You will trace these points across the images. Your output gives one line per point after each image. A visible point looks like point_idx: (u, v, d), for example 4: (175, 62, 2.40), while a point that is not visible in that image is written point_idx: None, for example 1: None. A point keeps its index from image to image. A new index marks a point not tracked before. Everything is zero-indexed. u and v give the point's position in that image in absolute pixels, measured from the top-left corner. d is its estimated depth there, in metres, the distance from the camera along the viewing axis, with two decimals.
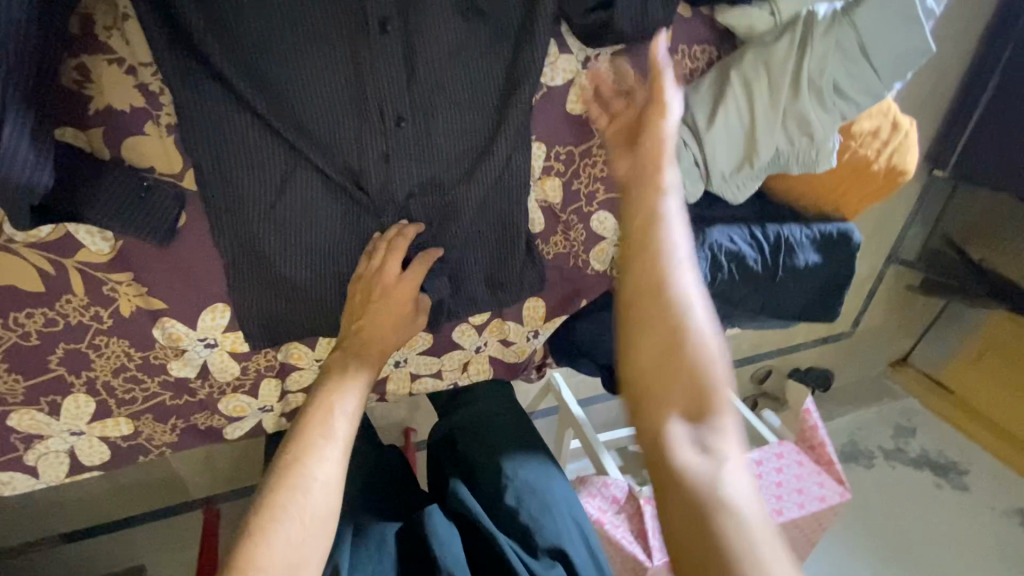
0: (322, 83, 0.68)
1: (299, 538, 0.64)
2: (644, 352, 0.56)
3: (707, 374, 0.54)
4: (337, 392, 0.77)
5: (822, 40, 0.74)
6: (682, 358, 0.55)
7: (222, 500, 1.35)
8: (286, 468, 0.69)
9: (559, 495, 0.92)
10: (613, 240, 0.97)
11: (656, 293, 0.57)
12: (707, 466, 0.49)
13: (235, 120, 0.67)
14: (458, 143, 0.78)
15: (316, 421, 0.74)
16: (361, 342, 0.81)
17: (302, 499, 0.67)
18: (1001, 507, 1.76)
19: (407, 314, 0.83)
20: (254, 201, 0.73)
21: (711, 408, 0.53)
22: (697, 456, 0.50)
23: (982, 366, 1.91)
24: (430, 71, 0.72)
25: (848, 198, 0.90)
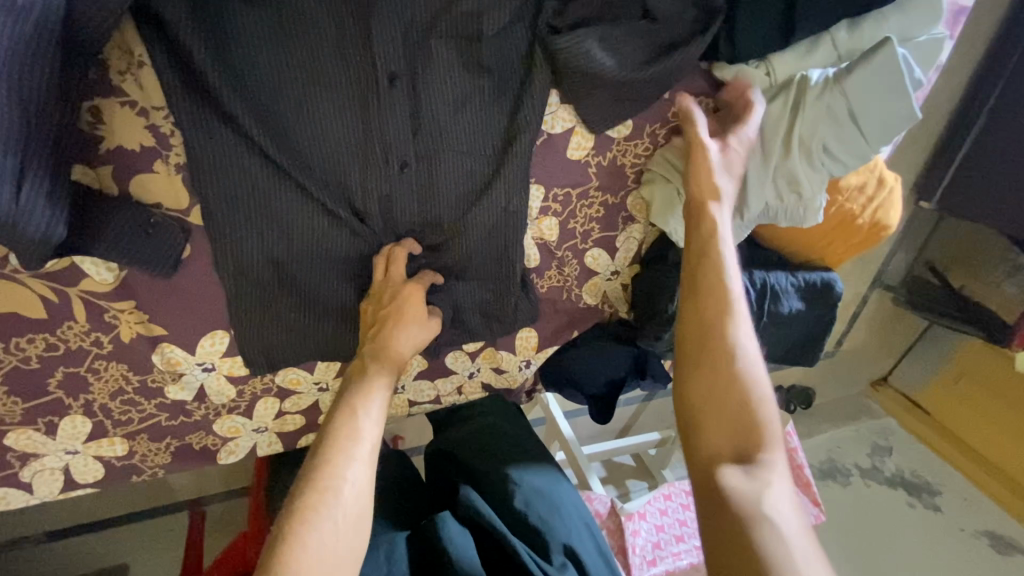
0: (332, 130, 0.70)
1: (335, 539, 0.68)
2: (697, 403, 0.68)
3: (757, 420, 0.65)
4: (361, 396, 0.79)
5: (812, 106, 0.77)
6: (738, 405, 0.67)
7: (210, 501, 1.35)
8: (319, 468, 0.72)
9: (565, 497, 0.96)
10: (605, 275, 1.00)
11: (715, 359, 0.69)
12: (748, 482, 0.60)
13: (246, 164, 0.69)
14: (461, 186, 0.80)
15: (342, 425, 0.76)
16: (374, 350, 0.82)
17: (332, 502, 0.70)
18: (971, 528, 1.83)
19: (421, 320, 0.84)
20: (262, 238, 0.75)
21: (756, 449, 0.64)
22: (741, 482, 0.60)
23: (957, 390, 1.97)
24: (435, 120, 0.74)
25: (833, 248, 0.93)
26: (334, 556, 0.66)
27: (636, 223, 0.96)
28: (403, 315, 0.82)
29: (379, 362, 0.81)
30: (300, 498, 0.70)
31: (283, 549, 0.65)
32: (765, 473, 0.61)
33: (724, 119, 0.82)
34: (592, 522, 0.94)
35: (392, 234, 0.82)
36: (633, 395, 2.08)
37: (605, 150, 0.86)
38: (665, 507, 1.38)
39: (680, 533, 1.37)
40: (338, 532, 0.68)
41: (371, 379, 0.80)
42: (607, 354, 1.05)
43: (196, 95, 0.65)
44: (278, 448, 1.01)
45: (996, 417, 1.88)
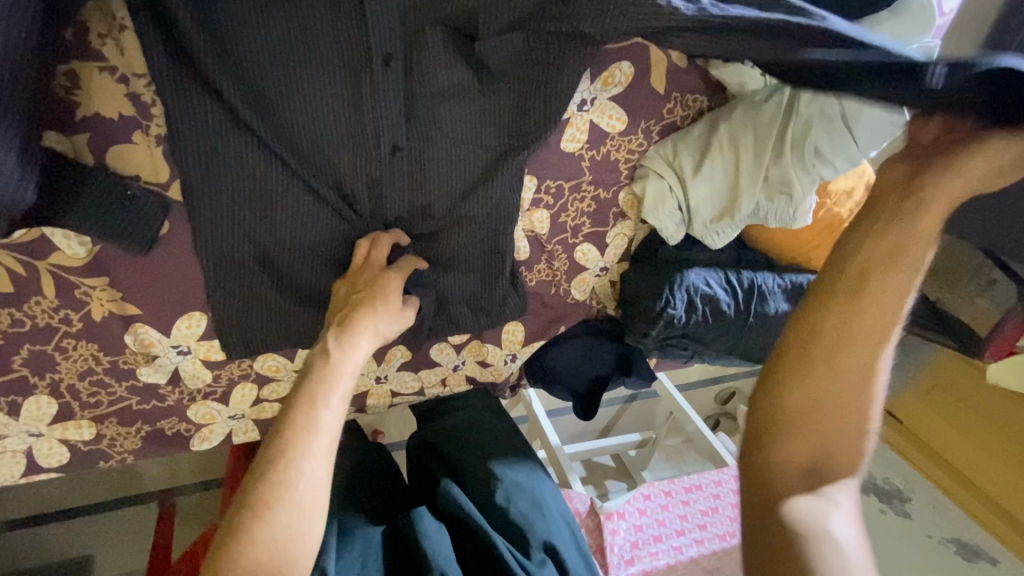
0: (321, 110, 0.68)
1: (287, 533, 0.68)
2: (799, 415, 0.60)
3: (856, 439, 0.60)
4: (321, 385, 0.74)
5: (807, 106, 0.78)
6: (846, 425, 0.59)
7: (182, 491, 1.30)
8: (274, 460, 0.70)
9: (549, 495, 0.95)
10: (594, 271, 0.99)
11: (841, 329, 0.58)
12: (818, 506, 0.59)
13: (231, 138, 0.67)
14: (451, 174, 0.78)
15: (302, 415, 0.72)
16: (344, 317, 0.77)
17: (288, 497, 0.69)
18: (938, 535, 1.91)
19: (396, 306, 0.80)
20: (243, 217, 0.72)
21: (833, 467, 0.60)
22: (813, 501, 0.59)
23: (931, 401, 2.01)
24: (427, 104, 0.72)
25: (820, 252, 0.94)
26: (286, 549, 0.67)
27: (627, 220, 0.95)
28: (377, 298, 0.78)
29: (342, 343, 0.76)
30: (254, 489, 0.69)
31: (236, 544, 0.65)
32: (834, 487, 0.60)
33: (719, 117, 0.83)
34: (575, 521, 0.93)
35: (378, 220, 0.80)
36: (616, 395, 2.08)
37: (598, 145, 0.85)
38: (643, 507, 1.39)
39: (658, 534, 1.37)
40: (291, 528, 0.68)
41: (335, 364, 0.76)
42: (597, 351, 1.06)
43: (178, 64, 0.62)
44: (254, 435, 0.98)
45: (966, 427, 1.93)
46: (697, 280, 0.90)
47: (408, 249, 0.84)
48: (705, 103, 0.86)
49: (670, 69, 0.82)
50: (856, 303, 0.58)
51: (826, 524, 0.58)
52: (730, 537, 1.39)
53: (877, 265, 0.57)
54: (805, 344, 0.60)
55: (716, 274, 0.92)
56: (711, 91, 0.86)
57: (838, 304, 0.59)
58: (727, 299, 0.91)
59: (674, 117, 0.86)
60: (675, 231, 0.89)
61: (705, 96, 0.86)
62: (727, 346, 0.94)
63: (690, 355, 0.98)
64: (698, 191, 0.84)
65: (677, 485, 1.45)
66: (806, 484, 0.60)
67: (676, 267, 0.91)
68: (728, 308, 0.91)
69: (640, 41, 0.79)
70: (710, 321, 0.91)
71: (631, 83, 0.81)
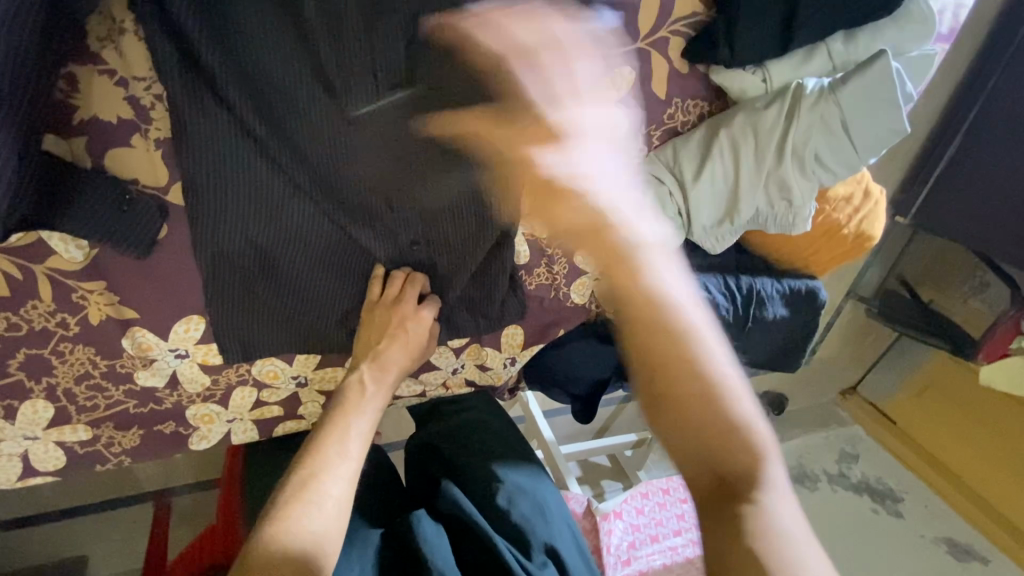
0: (333, 132, 0.69)
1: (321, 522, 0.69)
2: (672, 403, 0.53)
3: (732, 408, 0.53)
4: (352, 409, 0.82)
5: (808, 112, 0.77)
6: (711, 390, 0.53)
7: (177, 493, 1.29)
8: (301, 482, 0.73)
9: (549, 497, 0.96)
10: (593, 275, 1.00)
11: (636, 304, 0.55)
12: (746, 502, 0.50)
13: (239, 149, 0.67)
14: (454, 185, 0.79)
15: (333, 440, 0.78)
16: (374, 355, 0.86)
17: (315, 509, 0.70)
18: (931, 535, 1.89)
19: (421, 339, 0.88)
20: (246, 228, 0.72)
21: (744, 455, 0.52)
22: (750, 504, 0.49)
23: (924, 402, 2.03)
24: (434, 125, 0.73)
25: (817, 258, 0.94)
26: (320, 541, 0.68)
27: None
28: (399, 334, 0.85)
29: (374, 371, 0.85)
30: (285, 496, 0.71)
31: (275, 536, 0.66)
32: (748, 474, 0.51)
33: (720, 122, 0.82)
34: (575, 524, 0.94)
35: (385, 235, 0.81)
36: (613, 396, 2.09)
37: None
38: (640, 506, 1.41)
39: (654, 533, 1.38)
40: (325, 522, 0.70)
41: (364, 395, 0.83)
42: (594, 355, 1.05)
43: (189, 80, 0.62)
44: (254, 435, 0.97)
45: (958, 428, 1.95)
46: (698, 285, 0.90)
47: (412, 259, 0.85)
48: (705, 108, 0.86)
49: (672, 74, 0.82)
50: (620, 274, 0.57)
51: (762, 520, 0.49)
52: None
53: (614, 244, 0.58)
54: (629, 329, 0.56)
55: (717, 278, 0.91)
56: (712, 96, 0.86)
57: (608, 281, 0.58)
58: (726, 304, 0.90)
59: (675, 123, 0.86)
60: (676, 236, 0.88)
61: (705, 101, 0.86)
62: None
63: None
64: (700, 196, 0.84)
65: (675, 483, 1.45)
66: (722, 482, 0.51)
67: None
68: (728, 314, 0.90)
69: (642, 46, 0.78)
70: None
71: (633, 89, 0.81)
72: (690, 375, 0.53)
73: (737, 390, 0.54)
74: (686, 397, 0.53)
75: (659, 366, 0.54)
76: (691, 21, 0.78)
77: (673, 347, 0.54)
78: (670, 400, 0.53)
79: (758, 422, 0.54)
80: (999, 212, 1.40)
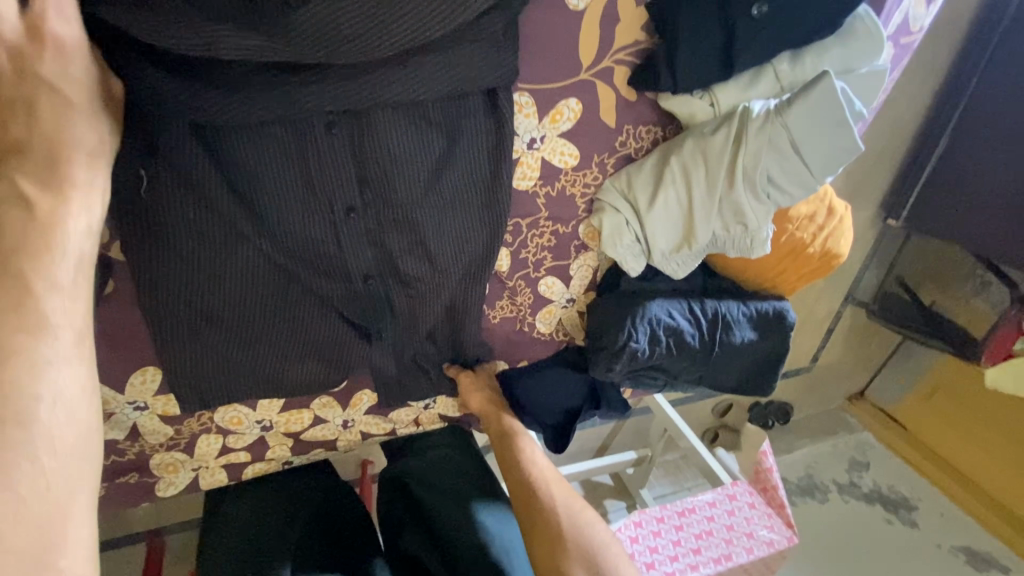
0: (282, 172, 0.69)
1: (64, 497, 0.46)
2: (525, 502, 0.89)
3: (558, 492, 0.89)
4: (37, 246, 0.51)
5: (755, 137, 0.76)
6: (547, 489, 0.89)
7: (170, 531, 1.25)
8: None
9: (493, 520, 0.96)
10: (561, 303, 0.98)
11: (505, 444, 0.95)
12: (577, 547, 0.82)
13: (186, 204, 0.68)
14: (404, 231, 0.78)
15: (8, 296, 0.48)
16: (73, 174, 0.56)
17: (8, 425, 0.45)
18: (948, 544, 1.82)
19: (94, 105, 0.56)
20: (191, 276, 0.72)
21: (574, 523, 0.85)
22: (578, 551, 0.82)
23: (934, 405, 1.98)
24: (379, 161, 0.72)
25: (784, 278, 0.93)
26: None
27: (590, 251, 0.94)
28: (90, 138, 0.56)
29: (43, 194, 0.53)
30: None
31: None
32: (581, 532, 0.84)
33: (670, 149, 0.82)
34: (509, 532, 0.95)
35: (340, 279, 0.79)
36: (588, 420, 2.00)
37: (552, 181, 0.85)
38: (633, 535, 1.36)
39: (650, 560, 1.33)
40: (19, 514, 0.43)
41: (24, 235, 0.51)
42: (564, 380, 1.02)
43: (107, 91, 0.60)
44: (222, 479, 0.96)
45: (973, 433, 1.89)
46: (660, 312, 0.88)
47: (371, 307, 0.83)
48: (659, 133, 0.85)
49: (620, 103, 0.81)
50: (489, 422, 0.97)
51: (585, 551, 0.82)
52: (725, 561, 1.34)
53: (483, 407, 0.97)
54: (504, 463, 0.94)
55: (680, 304, 0.90)
56: (665, 122, 0.85)
57: (489, 428, 0.97)
58: (691, 329, 0.89)
59: (628, 149, 0.86)
60: (635, 262, 0.88)
61: (658, 126, 0.85)
62: (695, 374, 0.94)
63: (659, 384, 0.97)
64: (654, 222, 0.83)
65: (669, 510, 1.42)
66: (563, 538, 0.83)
67: (638, 299, 0.89)
68: (691, 339, 0.89)
69: (586, 77, 0.78)
70: (674, 351, 0.90)
71: (581, 118, 0.81)
72: (532, 478, 0.91)
73: (556, 481, 0.91)
74: (549, 530, 0.84)
75: (527, 512, 0.88)
76: (634, 49, 0.77)
77: (522, 461, 0.92)
78: (519, 496, 0.90)
79: (571, 499, 0.88)
80: (989, 213, 1.38)
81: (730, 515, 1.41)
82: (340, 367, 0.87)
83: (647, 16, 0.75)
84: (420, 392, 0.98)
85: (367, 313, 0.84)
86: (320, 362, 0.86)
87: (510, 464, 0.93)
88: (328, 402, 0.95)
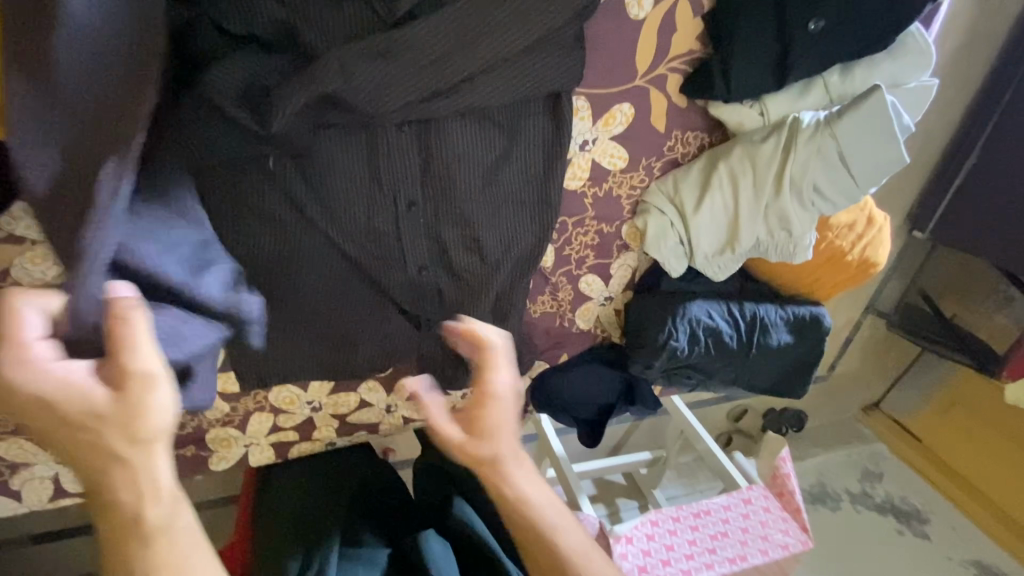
0: (353, 167, 0.73)
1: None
2: None
3: None
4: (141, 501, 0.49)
5: (804, 146, 0.79)
6: None
7: (205, 506, 1.30)
8: None
9: None
10: (599, 301, 1.01)
11: None
12: None
13: (265, 192, 0.73)
14: (460, 229, 0.82)
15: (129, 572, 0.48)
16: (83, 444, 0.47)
17: None
18: (959, 557, 1.83)
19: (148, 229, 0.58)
20: (261, 258, 0.76)
21: None
22: None
23: (950, 419, 1.98)
24: (445, 171, 0.77)
25: (821, 285, 0.95)
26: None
27: (631, 251, 0.97)
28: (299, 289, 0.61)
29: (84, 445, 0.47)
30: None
31: None
32: None
33: (718, 155, 0.85)
34: None
35: (397, 269, 0.83)
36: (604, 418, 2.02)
37: (600, 182, 0.88)
38: (650, 530, 1.37)
39: (666, 557, 1.34)
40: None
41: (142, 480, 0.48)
42: (599, 377, 1.05)
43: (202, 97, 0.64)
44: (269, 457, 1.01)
45: (988, 448, 1.89)
46: (699, 313, 0.91)
47: (423, 298, 0.87)
48: (705, 139, 0.88)
49: (671, 109, 0.84)
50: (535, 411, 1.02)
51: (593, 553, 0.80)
52: (741, 561, 1.36)
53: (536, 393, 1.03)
54: None
55: (719, 305, 0.93)
56: (712, 128, 0.88)
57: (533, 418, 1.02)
58: (730, 330, 0.92)
59: (676, 154, 0.88)
60: (677, 263, 0.91)
61: (705, 132, 0.88)
62: (730, 375, 0.97)
63: (694, 383, 1.00)
64: (699, 225, 0.86)
65: (685, 510, 1.42)
66: None
67: (679, 299, 0.92)
68: (729, 340, 0.92)
69: (640, 83, 0.80)
70: (712, 351, 0.93)
71: (633, 122, 0.83)
72: None
73: None
74: None
75: None
76: (689, 58, 0.80)
77: None
78: None
79: None
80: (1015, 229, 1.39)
81: (745, 518, 1.43)
82: (389, 353, 0.91)
83: (703, 27, 0.78)
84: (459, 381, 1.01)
85: (418, 304, 0.87)
86: (374, 349, 0.90)
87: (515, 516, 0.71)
88: (373, 386, 0.99)
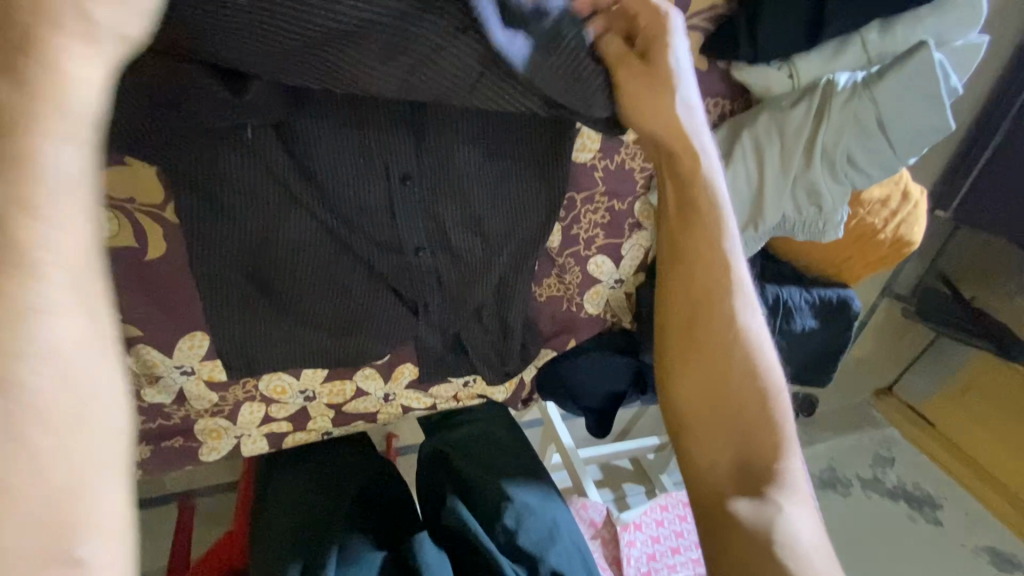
0: (340, 140, 0.67)
1: (81, 468, 0.34)
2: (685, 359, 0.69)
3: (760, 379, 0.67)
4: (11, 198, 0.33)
5: (839, 111, 0.72)
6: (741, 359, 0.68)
7: (202, 493, 1.25)
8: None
9: (539, 504, 0.93)
10: (608, 284, 0.94)
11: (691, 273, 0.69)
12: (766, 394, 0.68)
13: (237, 163, 0.65)
14: (461, 208, 0.76)
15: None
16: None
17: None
18: (971, 544, 1.78)
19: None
20: (243, 240, 0.70)
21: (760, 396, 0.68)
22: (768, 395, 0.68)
23: (964, 403, 1.91)
24: (439, 143, 0.70)
25: (850, 266, 0.89)
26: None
27: (643, 230, 0.92)
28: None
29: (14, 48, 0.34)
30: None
31: None
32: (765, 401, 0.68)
33: (742, 123, 0.77)
34: (560, 515, 0.93)
35: (392, 249, 0.76)
36: None
37: (612, 154, 0.83)
38: (660, 518, 1.29)
39: (675, 545, 1.27)
40: (2, 429, 0.31)
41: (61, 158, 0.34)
42: (607, 365, 0.99)
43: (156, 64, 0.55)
44: (262, 447, 0.96)
45: (1003, 433, 1.83)
46: None
47: (421, 283, 0.81)
48: (727, 106, 0.79)
49: (691, 72, 0.74)
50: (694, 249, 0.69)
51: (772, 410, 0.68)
52: None
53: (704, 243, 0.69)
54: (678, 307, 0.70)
55: None
56: (734, 95, 0.79)
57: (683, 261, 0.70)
58: None
59: None
60: None
61: (727, 99, 0.79)
62: None
63: None
64: None
65: None
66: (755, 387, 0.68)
67: None
68: None
69: None
70: None
71: None
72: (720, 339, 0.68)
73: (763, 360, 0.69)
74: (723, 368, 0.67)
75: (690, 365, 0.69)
76: (710, 14, 0.71)
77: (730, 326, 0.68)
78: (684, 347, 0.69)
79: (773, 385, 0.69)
80: None
81: None
82: (386, 340, 0.85)
83: None
84: (459, 369, 0.95)
85: (414, 287, 0.81)
86: (373, 336, 0.84)
87: (703, 243, 0.68)
88: (369, 374, 0.93)
